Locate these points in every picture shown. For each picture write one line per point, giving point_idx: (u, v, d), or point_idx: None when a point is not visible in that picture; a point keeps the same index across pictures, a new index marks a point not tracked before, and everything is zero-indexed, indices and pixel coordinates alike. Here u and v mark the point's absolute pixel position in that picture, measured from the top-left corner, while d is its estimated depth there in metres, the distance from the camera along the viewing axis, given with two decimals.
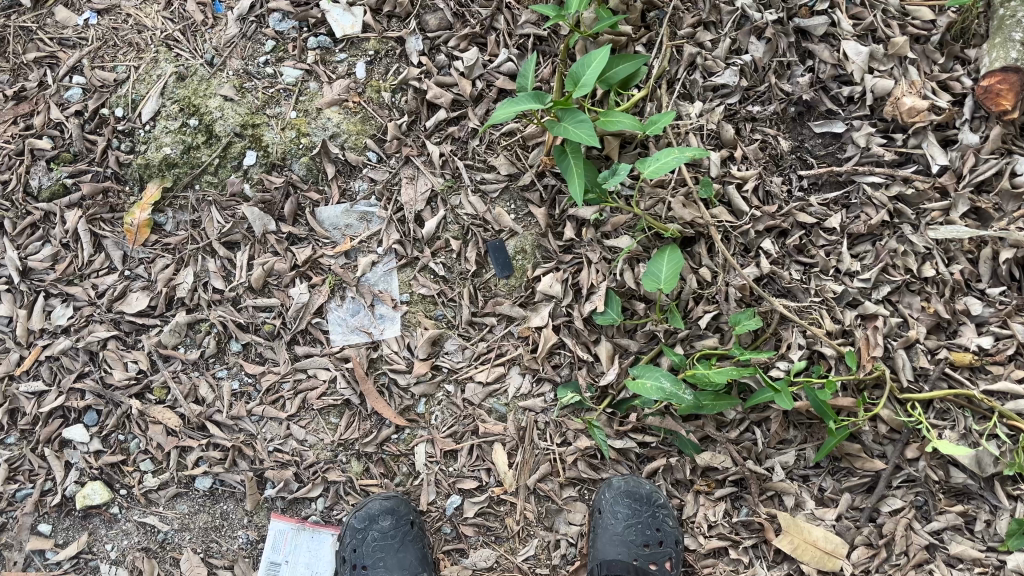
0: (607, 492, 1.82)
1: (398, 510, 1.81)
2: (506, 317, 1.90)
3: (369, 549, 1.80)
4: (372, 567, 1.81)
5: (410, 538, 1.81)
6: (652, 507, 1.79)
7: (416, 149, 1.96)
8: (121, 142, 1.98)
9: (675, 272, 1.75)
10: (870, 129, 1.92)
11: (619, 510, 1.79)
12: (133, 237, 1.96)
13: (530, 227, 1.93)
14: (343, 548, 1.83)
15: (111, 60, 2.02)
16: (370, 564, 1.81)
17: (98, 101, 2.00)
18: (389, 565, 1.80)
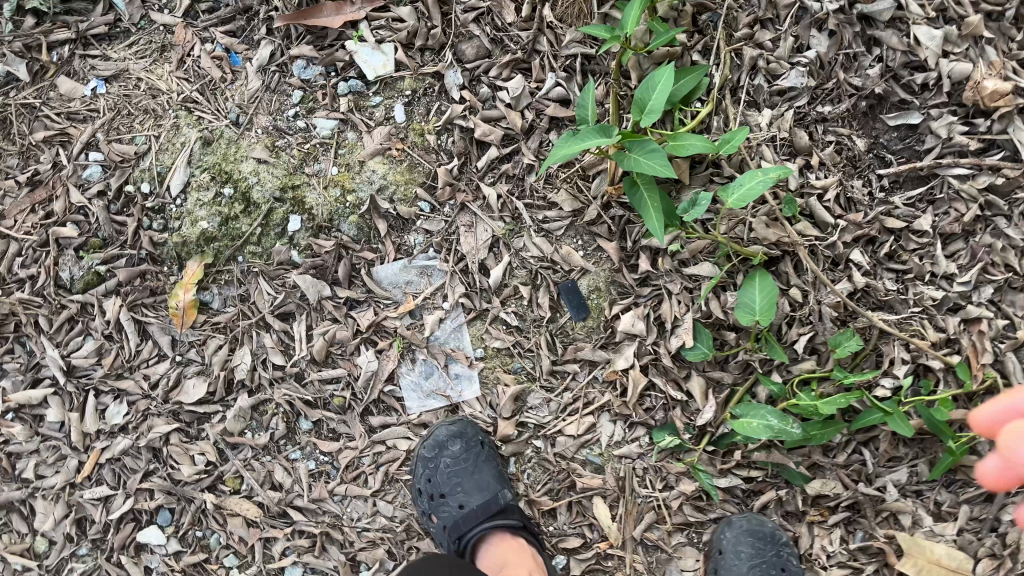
0: (727, 529, 1.74)
1: (465, 433, 1.75)
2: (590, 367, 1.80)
3: (444, 478, 1.73)
4: (450, 495, 1.73)
5: (484, 458, 1.74)
6: (775, 545, 1.71)
7: (471, 193, 1.83)
8: (153, 221, 1.84)
9: (772, 303, 1.64)
10: (951, 117, 1.79)
11: (741, 549, 1.70)
12: (180, 321, 1.83)
13: (602, 263, 1.81)
14: (417, 481, 1.76)
15: (128, 131, 1.86)
16: (447, 491, 1.73)
17: (121, 178, 1.85)
18: (468, 489, 1.72)
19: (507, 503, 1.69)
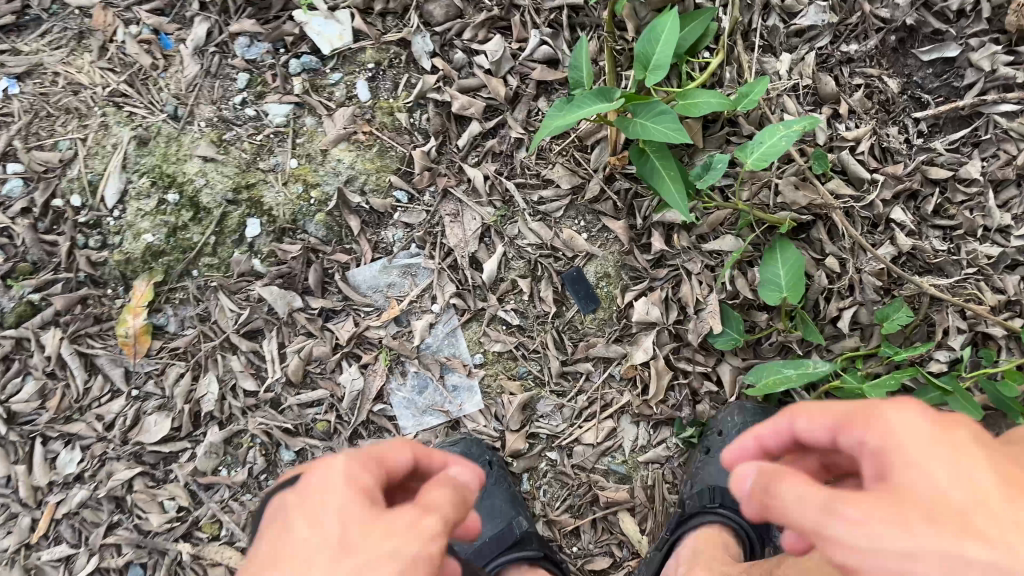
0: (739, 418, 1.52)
1: (471, 454, 1.54)
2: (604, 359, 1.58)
3: None
4: None
5: (494, 481, 1.53)
6: None
7: (454, 176, 1.59)
8: (89, 238, 1.59)
9: (796, 279, 1.42)
10: (994, 46, 1.54)
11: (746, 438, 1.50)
12: (132, 350, 1.60)
13: (609, 245, 1.59)
14: None
15: (49, 136, 1.60)
16: None
17: (46, 192, 1.59)
18: (479, 517, 1.50)
19: (525, 531, 1.47)
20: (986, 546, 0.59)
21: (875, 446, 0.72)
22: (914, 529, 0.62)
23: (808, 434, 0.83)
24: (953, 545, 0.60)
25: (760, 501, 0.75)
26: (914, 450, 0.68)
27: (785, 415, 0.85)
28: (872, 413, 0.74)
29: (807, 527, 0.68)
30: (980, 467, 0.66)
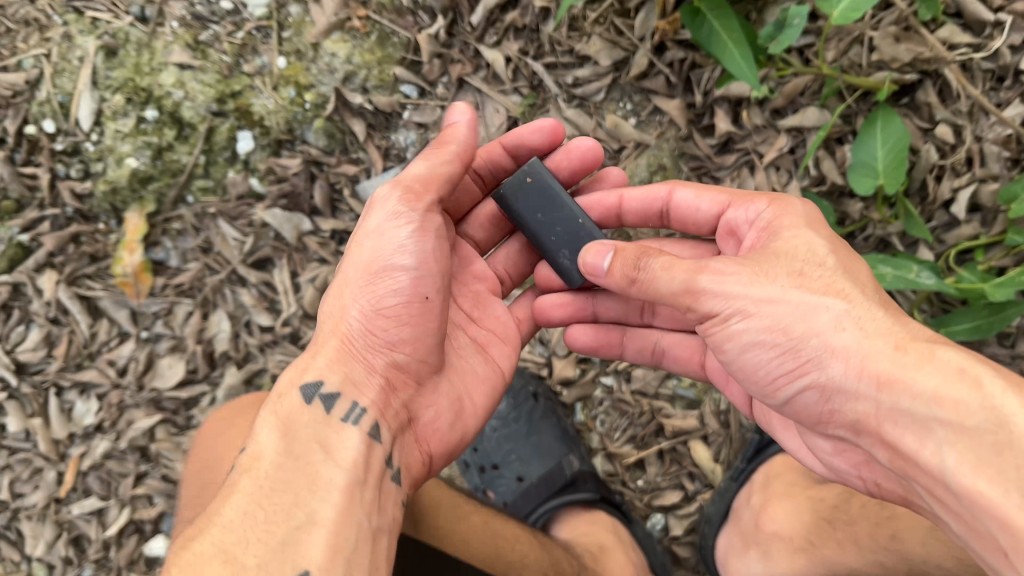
0: None
1: (512, 387, 1.37)
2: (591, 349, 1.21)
3: (494, 444, 1.37)
4: (505, 466, 1.36)
5: (540, 417, 1.35)
6: None
7: (470, 62, 1.35)
8: (70, 167, 1.42)
9: (900, 161, 1.14)
10: None
11: None
12: (134, 289, 1.45)
13: (664, 132, 1.32)
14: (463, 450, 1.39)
15: (9, 54, 1.41)
16: (500, 462, 1.36)
17: (17, 119, 1.41)
18: (525, 457, 1.34)
19: (576, 472, 1.30)
20: (852, 335, 0.76)
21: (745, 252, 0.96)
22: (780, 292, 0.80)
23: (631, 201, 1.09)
24: (805, 304, 0.79)
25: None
26: (788, 229, 0.88)
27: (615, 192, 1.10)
28: (780, 201, 0.93)
29: (677, 293, 0.84)
30: (829, 254, 0.84)
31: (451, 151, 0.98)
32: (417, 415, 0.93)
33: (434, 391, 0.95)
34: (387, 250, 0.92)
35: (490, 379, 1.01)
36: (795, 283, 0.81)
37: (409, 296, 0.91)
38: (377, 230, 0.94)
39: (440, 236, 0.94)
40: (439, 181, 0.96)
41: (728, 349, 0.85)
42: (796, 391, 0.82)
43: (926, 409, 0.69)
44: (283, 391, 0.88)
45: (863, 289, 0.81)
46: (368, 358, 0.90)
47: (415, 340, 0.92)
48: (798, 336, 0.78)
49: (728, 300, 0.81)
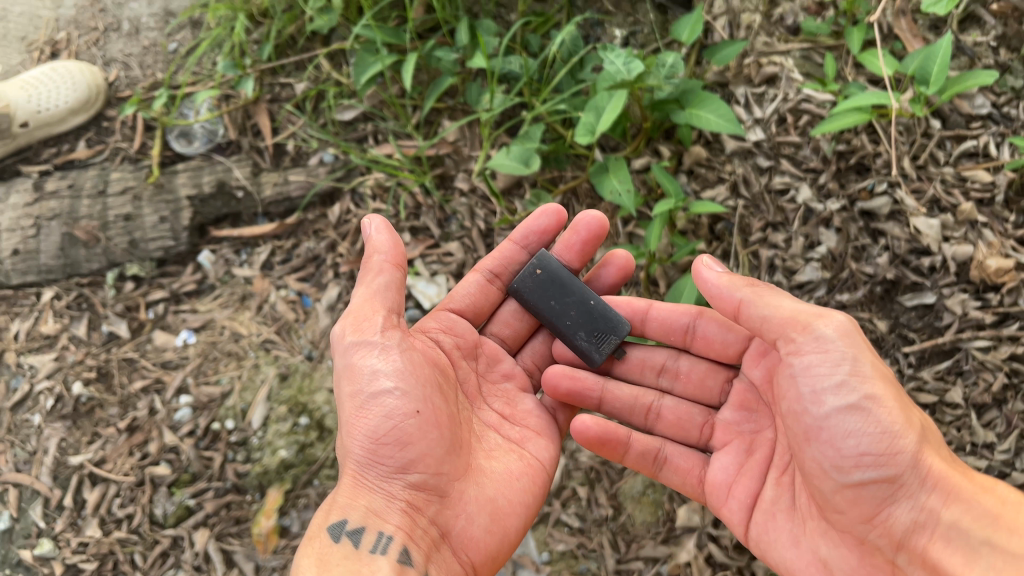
0: None
1: None
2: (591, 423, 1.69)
3: None
4: None
5: None
6: None
7: None
8: (237, 453, 2.01)
9: None
10: (962, 295, 1.91)
11: None
12: (263, 546, 1.93)
13: None
14: None
15: (214, 374, 2.09)
16: None
17: (208, 417, 2.04)
18: None
19: None
20: (936, 460, 1.24)
21: (757, 378, 1.46)
22: (898, 397, 1.22)
23: (656, 311, 1.61)
24: (910, 411, 1.24)
25: (759, 501, 1.43)
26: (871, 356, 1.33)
27: (645, 302, 1.63)
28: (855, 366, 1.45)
29: (789, 333, 1.26)
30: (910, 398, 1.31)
31: (376, 264, 1.40)
32: (447, 529, 1.37)
33: (454, 505, 1.38)
34: (365, 382, 1.34)
35: (512, 482, 1.45)
36: (900, 412, 1.21)
37: (401, 422, 1.32)
38: (351, 368, 1.36)
39: (402, 356, 1.36)
40: (378, 300, 1.39)
41: (814, 421, 1.24)
42: (867, 473, 1.21)
43: (978, 537, 1.22)
44: (323, 527, 1.34)
45: (933, 441, 1.28)
46: (386, 487, 1.35)
47: (422, 459, 1.34)
48: (896, 431, 1.20)
49: (839, 380, 1.21)
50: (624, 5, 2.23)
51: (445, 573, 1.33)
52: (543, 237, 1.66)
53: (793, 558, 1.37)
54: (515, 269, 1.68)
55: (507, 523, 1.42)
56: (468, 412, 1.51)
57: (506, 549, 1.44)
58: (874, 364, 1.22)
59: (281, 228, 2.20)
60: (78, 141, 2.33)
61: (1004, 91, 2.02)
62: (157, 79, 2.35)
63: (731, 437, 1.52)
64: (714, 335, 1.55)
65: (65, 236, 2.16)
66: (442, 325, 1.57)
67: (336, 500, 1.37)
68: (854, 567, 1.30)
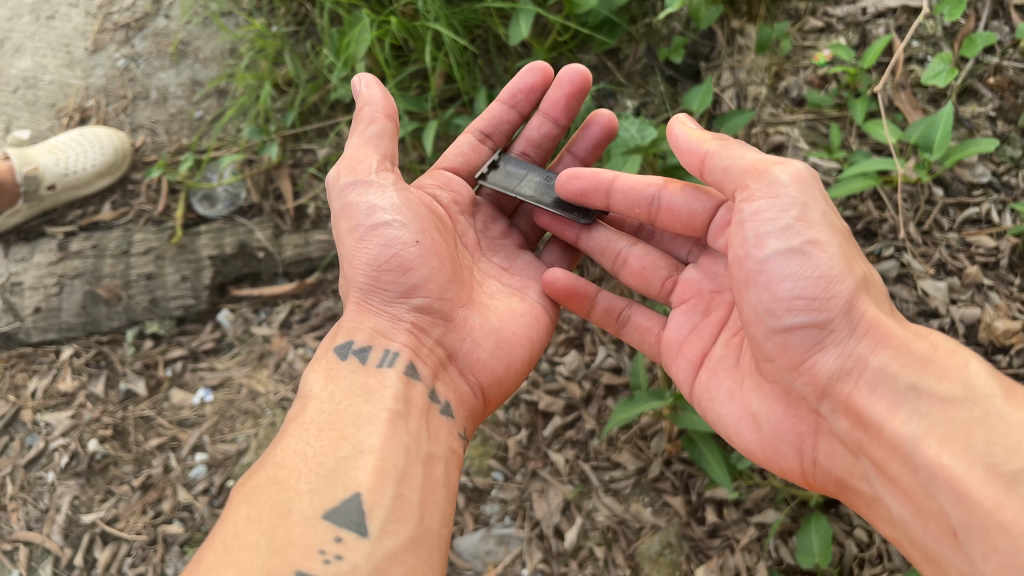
0: None
1: None
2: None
3: None
4: None
5: None
6: None
7: (540, 459, 2.01)
8: None
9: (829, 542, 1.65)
10: None
11: None
12: None
13: (671, 518, 1.89)
14: None
15: (230, 431, 2.09)
16: None
17: (223, 475, 2.03)
18: None
19: None
20: (870, 309, 1.25)
21: (720, 248, 1.52)
22: (837, 242, 1.25)
23: (622, 181, 1.60)
24: (850, 261, 1.26)
25: (703, 361, 1.55)
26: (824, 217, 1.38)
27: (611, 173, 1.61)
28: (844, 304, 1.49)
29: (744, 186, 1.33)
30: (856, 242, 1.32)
31: (368, 115, 1.53)
32: (454, 353, 1.57)
33: (459, 330, 1.57)
34: (363, 216, 1.50)
35: (515, 317, 1.65)
36: (841, 258, 1.24)
37: (400, 252, 1.49)
38: (348, 206, 1.51)
39: (398, 193, 1.51)
40: (373, 147, 1.53)
41: (753, 265, 1.29)
42: (799, 315, 1.25)
43: (903, 382, 1.20)
44: (330, 352, 1.50)
45: (875, 290, 1.29)
46: (393, 314, 1.54)
47: (423, 285, 1.52)
48: (834, 277, 1.23)
49: (785, 224, 1.26)
50: (635, 78, 2.33)
51: (452, 387, 1.53)
52: (529, 93, 1.81)
53: (728, 413, 1.47)
54: (504, 127, 1.85)
55: (513, 353, 1.61)
56: (469, 261, 1.70)
57: (513, 377, 1.63)
58: (822, 212, 1.27)
59: (300, 287, 2.23)
60: (103, 203, 2.39)
61: (1004, 160, 2.09)
62: (182, 144, 2.42)
63: (691, 296, 1.62)
64: (680, 206, 1.55)
65: (88, 294, 2.20)
66: (439, 182, 1.77)
67: (344, 326, 1.54)
68: (780, 419, 1.39)
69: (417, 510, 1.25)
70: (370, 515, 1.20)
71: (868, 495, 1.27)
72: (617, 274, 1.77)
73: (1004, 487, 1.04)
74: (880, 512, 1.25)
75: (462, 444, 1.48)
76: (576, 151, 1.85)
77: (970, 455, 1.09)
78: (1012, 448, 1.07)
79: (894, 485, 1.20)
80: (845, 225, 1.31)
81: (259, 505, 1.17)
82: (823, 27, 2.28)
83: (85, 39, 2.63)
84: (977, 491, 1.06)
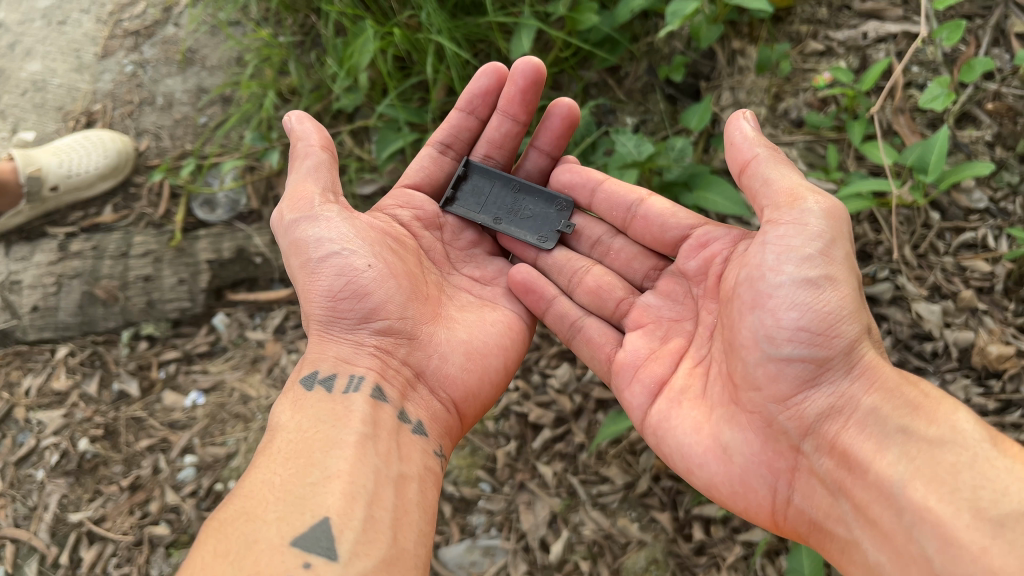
0: None
1: None
2: (548, 174, 1.93)
3: None
4: None
5: None
6: None
7: (528, 472, 2.00)
8: None
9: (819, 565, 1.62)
10: (965, 380, 1.94)
11: None
12: None
13: (659, 534, 1.88)
14: None
15: (220, 434, 2.09)
16: None
17: (212, 477, 2.03)
18: None
19: None
20: (871, 355, 1.26)
21: (692, 269, 1.60)
22: (852, 283, 1.26)
23: (608, 184, 1.76)
24: (861, 304, 1.26)
25: (667, 386, 1.51)
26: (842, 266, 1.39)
27: (594, 179, 1.78)
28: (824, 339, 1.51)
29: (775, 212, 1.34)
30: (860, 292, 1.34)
31: (303, 150, 1.63)
32: (424, 368, 1.58)
33: (425, 347, 1.58)
34: (312, 250, 1.54)
35: (481, 326, 1.67)
36: (853, 301, 1.25)
37: (355, 278, 1.52)
38: (296, 242, 1.56)
39: (341, 223, 1.57)
40: (309, 181, 1.60)
41: (766, 288, 1.29)
42: (798, 348, 1.24)
43: (894, 424, 1.20)
44: (303, 372, 1.53)
45: (874, 342, 1.31)
46: (355, 337, 1.55)
47: (382, 306, 1.55)
48: (841, 314, 1.23)
49: (807, 254, 1.26)
50: (635, 95, 2.35)
51: (423, 406, 1.54)
52: (484, 96, 1.84)
53: (691, 443, 1.41)
54: (465, 134, 1.89)
55: (484, 362, 1.62)
56: (437, 277, 1.74)
57: (487, 389, 1.63)
58: (844, 252, 1.27)
59: (296, 293, 2.24)
60: (105, 206, 2.42)
61: (1001, 186, 2.09)
62: (185, 149, 2.45)
63: (648, 322, 1.63)
64: (655, 217, 1.68)
65: (85, 294, 2.21)
66: (399, 202, 1.81)
67: (317, 342, 1.57)
68: (754, 453, 1.33)
69: (389, 531, 1.25)
70: (339, 539, 1.19)
71: (841, 539, 1.25)
72: (571, 294, 1.76)
73: (991, 532, 1.05)
74: (853, 557, 1.23)
75: (440, 464, 1.49)
76: (540, 145, 1.88)
77: (958, 498, 1.09)
78: (999, 494, 1.07)
79: (873, 527, 1.19)
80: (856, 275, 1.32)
81: (224, 538, 1.16)
82: (824, 51, 2.30)
83: (95, 45, 2.66)
84: (963, 534, 1.06)
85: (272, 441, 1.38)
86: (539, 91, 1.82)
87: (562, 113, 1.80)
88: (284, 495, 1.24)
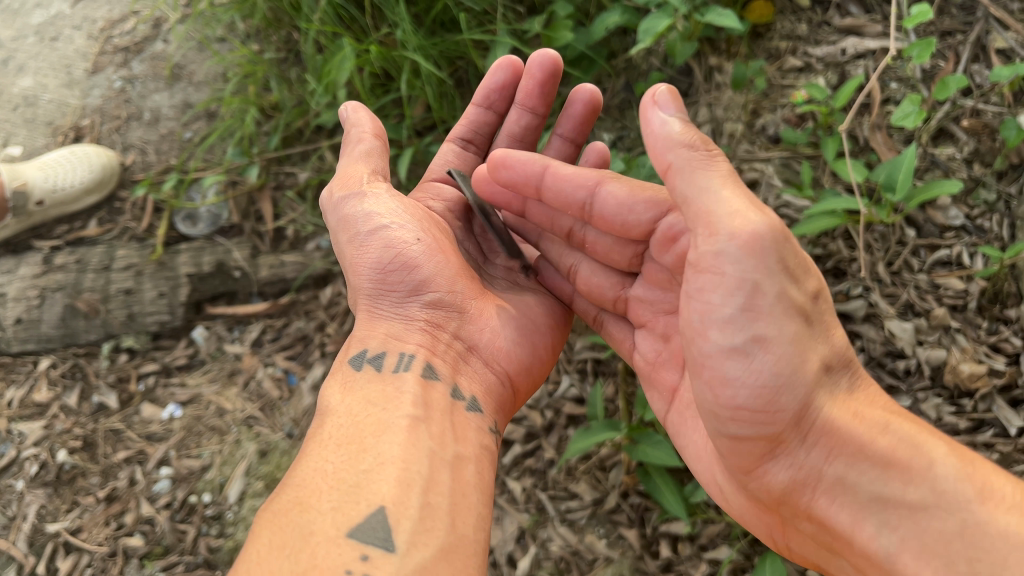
0: None
1: None
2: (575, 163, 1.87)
3: None
4: None
5: None
6: None
7: (498, 487, 2.01)
8: (211, 527, 2.00)
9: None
10: (936, 399, 1.93)
11: None
12: None
13: (626, 551, 1.87)
14: None
15: (196, 447, 2.12)
16: None
17: (186, 490, 2.05)
18: None
19: None
20: (828, 411, 1.16)
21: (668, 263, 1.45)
22: (785, 341, 1.12)
23: (555, 169, 1.54)
24: (800, 360, 1.13)
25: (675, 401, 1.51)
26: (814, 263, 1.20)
27: (538, 161, 1.56)
28: None
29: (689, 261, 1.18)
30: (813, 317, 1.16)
31: (355, 134, 1.64)
32: (476, 343, 1.58)
33: (475, 321, 1.58)
34: (361, 224, 1.54)
35: (528, 305, 1.68)
36: (789, 364, 1.13)
37: (403, 251, 1.53)
38: (345, 218, 1.56)
39: (388, 199, 1.57)
40: (360, 160, 1.61)
41: (698, 358, 1.20)
42: (744, 425, 1.19)
43: (867, 492, 1.13)
44: (350, 351, 1.51)
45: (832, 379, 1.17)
46: (406, 312, 1.55)
47: (432, 279, 1.55)
48: (778, 386, 1.14)
49: (728, 317, 1.13)
50: (613, 111, 2.37)
51: (476, 380, 1.53)
52: (501, 91, 1.84)
53: (701, 470, 1.46)
54: (484, 129, 1.89)
55: (532, 338, 1.63)
56: (475, 262, 1.75)
57: (537, 365, 1.64)
58: (773, 299, 1.11)
59: (274, 306, 2.28)
60: (90, 220, 2.46)
61: (978, 204, 2.08)
62: (169, 164, 2.49)
63: (647, 319, 1.59)
64: (613, 212, 1.49)
65: (67, 307, 2.24)
66: (432, 193, 1.83)
67: (366, 316, 1.57)
68: (744, 501, 1.36)
69: (447, 518, 1.20)
70: (396, 530, 1.15)
71: None
72: None
73: None
74: None
75: (494, 440, 1.47)
76: (563, 131, 1.83)
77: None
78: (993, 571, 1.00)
79: None
80: (808, 293, 1.15)
81: (280, 529, 1.12)
82: (803, 67, 2.30)
83: (86, 61, 2.71)
84: None
85: (323, 425, 1.35)
86: (558, 83, 1.81)
87: (585, 98, 1.78)
88: (340, 482, 1.21)
